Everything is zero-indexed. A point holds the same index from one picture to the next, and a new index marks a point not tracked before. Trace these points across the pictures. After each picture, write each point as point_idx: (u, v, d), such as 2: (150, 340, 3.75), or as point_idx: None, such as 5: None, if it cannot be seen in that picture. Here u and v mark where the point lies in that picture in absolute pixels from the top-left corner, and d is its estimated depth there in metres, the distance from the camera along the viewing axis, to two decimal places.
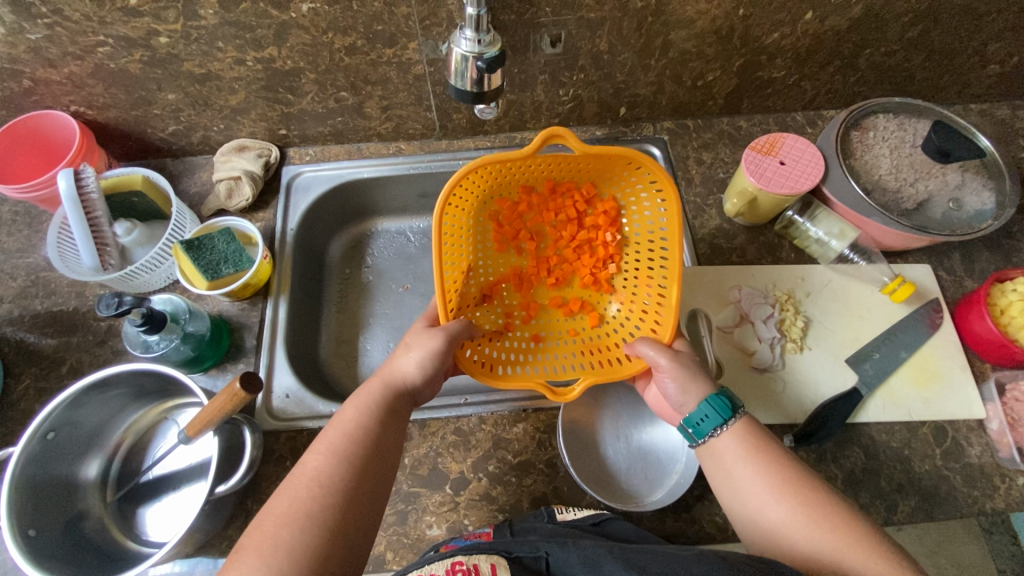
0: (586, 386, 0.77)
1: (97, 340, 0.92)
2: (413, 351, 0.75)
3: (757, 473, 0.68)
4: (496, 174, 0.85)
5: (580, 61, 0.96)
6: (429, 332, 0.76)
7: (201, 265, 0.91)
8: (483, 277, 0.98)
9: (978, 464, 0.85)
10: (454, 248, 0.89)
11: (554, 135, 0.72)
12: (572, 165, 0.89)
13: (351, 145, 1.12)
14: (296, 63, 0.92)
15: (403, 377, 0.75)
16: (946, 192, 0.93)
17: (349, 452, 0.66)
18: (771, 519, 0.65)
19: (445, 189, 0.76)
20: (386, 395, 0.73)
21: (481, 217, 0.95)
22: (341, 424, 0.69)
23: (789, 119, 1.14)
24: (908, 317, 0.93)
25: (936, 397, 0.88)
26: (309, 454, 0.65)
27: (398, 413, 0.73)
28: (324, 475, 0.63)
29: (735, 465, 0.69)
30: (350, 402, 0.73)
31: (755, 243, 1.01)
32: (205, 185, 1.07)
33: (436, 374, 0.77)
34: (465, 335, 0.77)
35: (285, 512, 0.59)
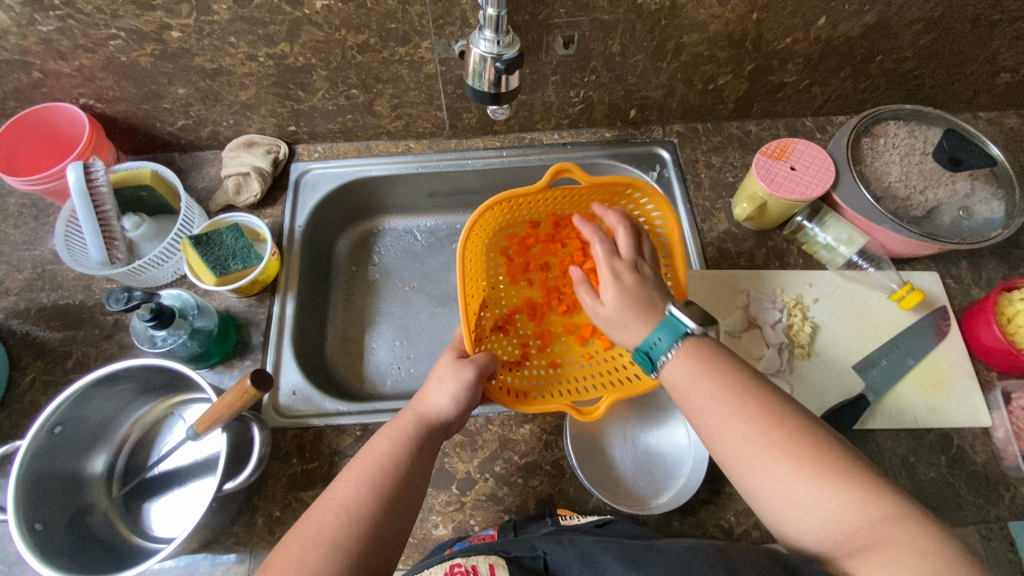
0: (609, 405, 0.77)
1: (104, 334, 0.92)
2: (444, 384, 0.75)
3: (714, 395, 0.67)
4: (508, 209, 0.90)
5: (592, 63, 0.96)
6: (459, 364, 0.76)
7: (209, 260, 0.91)
8: (498, 309, 0.99)
9: (983, 472, 0.85)
10: (473, 281, 0.91)
11: (562, 170, 0.79)
12: (575, 198, 0.93)
13: (359, 142, 1.12)
14: (308, 60, 0.92)
15: (435, 411, 0.74)
16: (956, 200, 0.93)
17: (378, 483, 0.66)
18: (723, 442, 0.65)
19: (468, 223, 0.81)
20: (418, 428, 0.73)
21: (492, 251, 0.98)
22: (372, 454, 0.69)
23: (799, 124, 1.14)
24: (915, 325, 0.93)
25: (942, 405, 0.88)
26: (338, 482, 0.66)
27: (429, 448, 0.72)
28: (352, 504, 0.63)
29: (691, 389, 0.69)
30: (382, 433, 0.72)
31: (764, 247, 1.01)
32: (213, 180, 1.07)
33: (468, 406, 0.76)
34: (492, 369, 0.78)
35: (311, 539, 0.60)
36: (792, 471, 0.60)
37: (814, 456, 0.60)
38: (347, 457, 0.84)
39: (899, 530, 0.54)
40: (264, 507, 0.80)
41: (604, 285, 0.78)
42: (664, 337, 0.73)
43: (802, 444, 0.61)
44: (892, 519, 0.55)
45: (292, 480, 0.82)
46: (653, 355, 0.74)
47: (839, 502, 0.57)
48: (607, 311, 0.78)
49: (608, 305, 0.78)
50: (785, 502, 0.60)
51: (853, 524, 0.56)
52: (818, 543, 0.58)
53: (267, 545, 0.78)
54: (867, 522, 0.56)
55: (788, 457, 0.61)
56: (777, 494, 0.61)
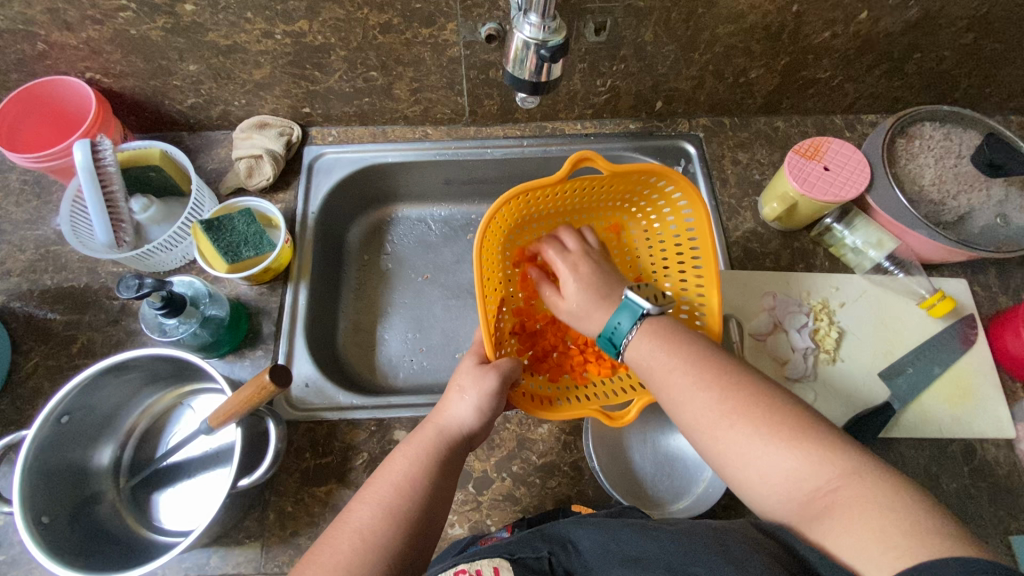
0: (642, 407, 0.76)
1: (110, 319, 0.89)
2: (467, 394, 0.73)
3: (672, 367, 0.68)
4: (524, 206, 0.86)
5: (622, 51, 0.92)
6: (483, 369, 0.74)
7: (220, 246, 0.87)
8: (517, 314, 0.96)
9: (1005, 484, 0.84)
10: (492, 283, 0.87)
11: (583, 159, 0.73)
12: (594, 191, 0.90)
13: (375, 127, 1.08)
14: (327, 39, 0.88)
15: (457, 423, 0.72)
16: (991, 207, 0.91)
17: (395, 507, 0.63)
18: (684, 410, 0.66)
19: (483, 222, 0.77)
20: (438, 443, 0.71)
21: (510, 249, 0.94)
22: (389, 475, 0.67)
23: (828, 121, 1.11)
24: (943, 333, 0.91)
25: (967, 415, 0.86)
26: (355, 504, 0.64)
27: (451, 462, 0.70)
28: (366, 528, 0.61)
29: (652, 363, 0.70)
30: (401, 450, 0.70)
31: (789, 248, 0.98)
32: (223, 162, 1.03)
33: (492, 415, 0.74)
34: (515, 374, 0.76)
35: (325, 567, 0.58)
36: (751, 436, 0.60)
37: (773, 418, 0.60)
38: (361, 452, 0.82)
39: (860, 484, 0.52)
40: (276, 502, 0.78)
41: (562, 278, 0.83)
42: (624, 321, 0.72)
43: (760, 407, 0.61)
44: (853, 476, 0.53)
45: (304, 475, 0.80)
46: (614, 340, 0.73)
47: (796, 461, 0.56)
48: (570, 303, 0.81)
49: (571, 299, 0.81)
50: (744, 467, 0.60)
51: (812, 483, 0.55)
52: (778, 505, 0.57)
53: (278, 540, 0.76)
54: (826, 483, 0.54)
55: (745, 421, 0.61)
56: (740, 461, 0.60)
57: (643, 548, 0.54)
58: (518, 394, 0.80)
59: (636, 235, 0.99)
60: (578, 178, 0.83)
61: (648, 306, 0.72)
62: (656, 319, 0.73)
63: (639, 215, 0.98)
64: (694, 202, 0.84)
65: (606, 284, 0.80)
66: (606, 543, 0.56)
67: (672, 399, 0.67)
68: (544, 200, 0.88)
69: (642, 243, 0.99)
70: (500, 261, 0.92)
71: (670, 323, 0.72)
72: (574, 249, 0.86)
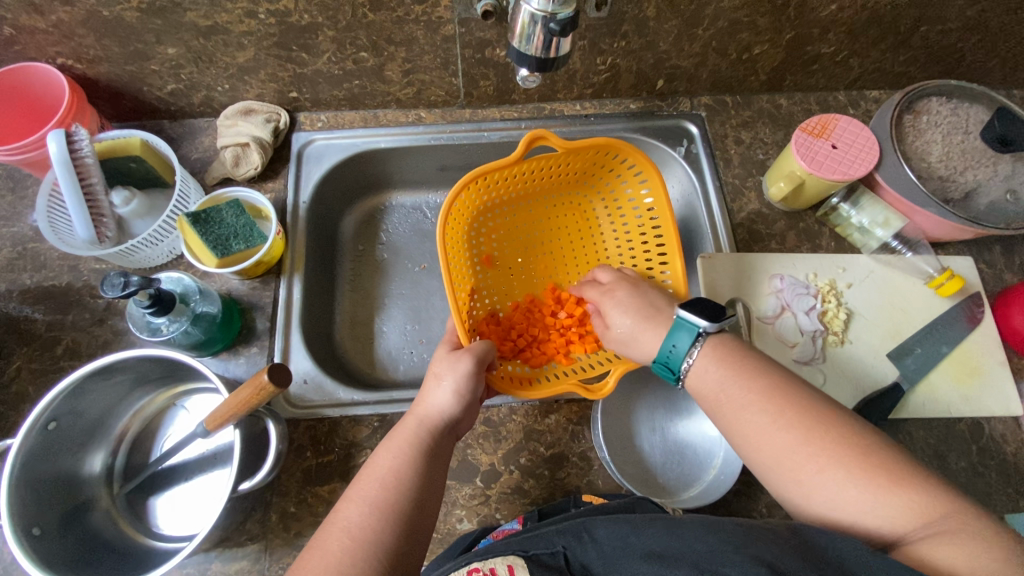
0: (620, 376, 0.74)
1: (95, 319, 0.85)
2: (443, 381, 0.71)
3: (749, 401, 0.63)
4: (483, 191, 0.85)
5: (623, 28, 0.88)
6: (456, 356, 0.72)
7: (209, 240, 0.84)
8: (489, 303, 0.93)
9: (1012, 461, 0.84)
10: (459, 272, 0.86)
11: (536, 138, 0.72)
12: (551, 172, 0.88)
13: (366, 111, 1.04)
14: (314, 18, 0.83)
15: (437, 411, 0.70)
16: (1000, 182, 0.89)
17: (384, 502, 0.61)
18: (761, 446, 0.61)
19: (442, 210, 0.76)
20: (420, 433, 0.69)
21: (477, 238, 0.92)
22: (374, 470, 0.65)
23: (831, 98, 1.08)
24: (949, 312, 0.90)
25: (975, 394, 0.86)
26: (343, 503, 0.62)
27: (436, 452, 0.68)
28: (354, 526, 0.59)
29: (724, 395, 0.65)
30: (383, 445, 0.68)
31: (795, 229, 0.97)
32: (208, 151, 0.99)
33: (472, 398, 0.72)
34: (490, 355, 0.74)
35: (316, 567, 0.56)
36: (842, 481, 0.56)
37: (863, 460, 0.56)
38: (364, 449, 0.80)
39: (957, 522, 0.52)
40: (278, 503, 0.76)
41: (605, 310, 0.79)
42: (680, 343, 0.69)
43: (849, 450, 0.57)
44: (950, 514, 0.52)
45: (307, 474, 0.78)
46: (672, 364, 0.69)
47: (892, 502, 0.54)
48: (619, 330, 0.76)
49: (617, 326, 0.76)
50: (829, 507, 0.56)
51: (906, 523, 0.53)
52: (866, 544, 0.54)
53: (283, 541, 0.74)
54: (922, 521, 0.52)
55: (837, 464, 0.57)
56: (826, 502, 0.56)
57: (668, 544, 0.52)
58: (496, 376, 0.78)
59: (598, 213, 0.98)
60: (532, 158, 0.82)
61: (705, 322, 0.68)
62: (717, 337, 0.69)
63: (600, 193, 0.96)
64: (651, 172, 0.83)
65: (650, 303, 0.76)
66: (626, 536, 0.54)
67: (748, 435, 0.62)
68: (505, 182, 0.86)
69: (608, 225, 0.97)
70: (466, 251, 0.90)
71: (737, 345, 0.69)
72: (608, 281, 0.83)
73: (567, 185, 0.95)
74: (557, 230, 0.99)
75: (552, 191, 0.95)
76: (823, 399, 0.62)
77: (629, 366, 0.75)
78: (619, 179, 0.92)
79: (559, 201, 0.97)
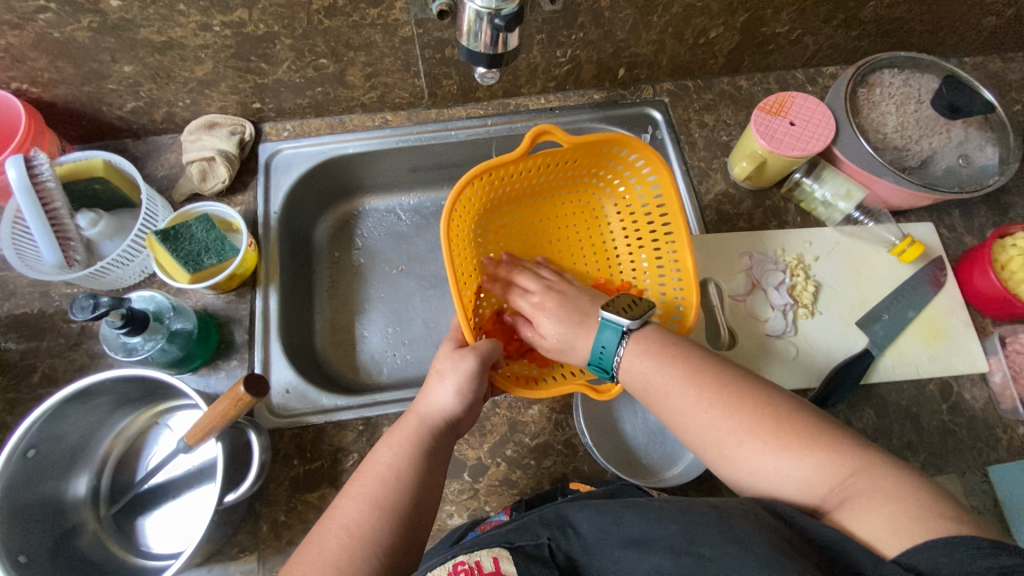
0: None
1: (70, 344, 0.85)
2: (446, 379, 0.71)
3: (671, 385, 0.67)
4: (491, 188, 0.85)
5: (580, 19, 0.89)
6: (460, 355, 0.72)
7: (180, 257, 0.83)
8: (496, 301, 0.94)
9: (981, 416, 0.87)
10: (467, 270, 0.87)
11: (542, 133, 0.72)
12: (557, 169, 0.88)
13: (332, 117, 1.04)
14: (270, 28, 0.83)
15: (438, 409, 0.70)
16: (952, 148, 0.92)
17: (382, 499, 0.62)
18: (688, 426, 0.65)
19: (448, 205, 0.75)
20: (421, 430, 0.69)
21: (483, 235, 0.92)
22: (373, 466, 0.66)
23: (789, 77, 1.11)
24: (914, 277, 0.93)
25: (942, 354, 0.89)
26: (341, 499, 0.63)
27: (436, 449, 0.69)
28: (353, 522, 0.60)
29: (651, 383, 0.69)
30: (383, 441, 0.69)
31: (762, 207, 0.99)
32: (174, 167, 0.98)
33: (474, 397, 0.72)
34: (495, 355, 0.74)
35: (314, 566, 0.57)
36: (761, 450, 0.59)
37: (782, 428, 0.59)
38: (351, 453, 0.80)
39: (870, 478, 0.54)
40: (267, 513, 0.76)
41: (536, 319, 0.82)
42: (608, 345, 0.72)
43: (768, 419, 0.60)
44: (863, 472, 0.55)
45: (295, 483, 0.78)
46: (604, 365, 0.73)
47: (808, 467, 0.57)
48: (552, 339, 0.81)
49: (551, 336, 0.80)
50: (752, 477, 0.59)
51: (825, 484, 0.56)
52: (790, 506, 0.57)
53: (275, 550, 0.75)
54: (837, 481, 0.55)
55: (756, 436, 0.60)
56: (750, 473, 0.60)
57: (648, 527, 0.54)
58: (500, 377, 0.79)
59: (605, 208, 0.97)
60: (538, 155, 0.81)
61: (626, 321, 0.72)
62: (642, 329, 0.72)
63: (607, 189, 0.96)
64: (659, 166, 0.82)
65: (578, 309, 0.81)
66: (608, 521, 0.55)
67: (676, 417, 0.66)
68: (511, 180, 0.86)
69: (614, 220, 0.97)
70: (473, 250, 0.90)
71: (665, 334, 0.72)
72: (535, 290, 0.86)
73: (577, 178, 0.94)
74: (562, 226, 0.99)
75: (562, 186, 0.94)
76: (751, 378, 0.66)
77: None
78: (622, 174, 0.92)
79: (567, 198, 0.97)
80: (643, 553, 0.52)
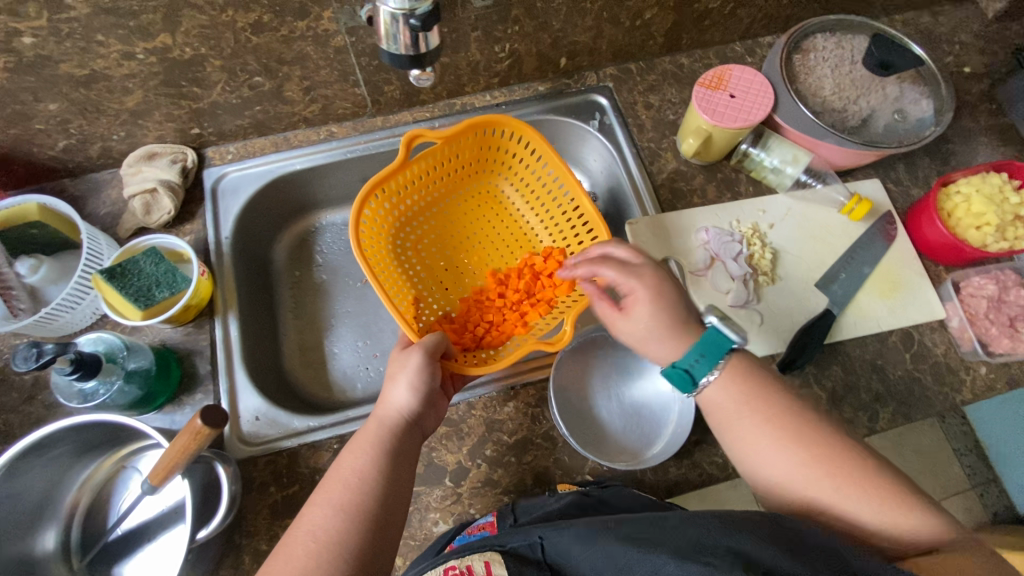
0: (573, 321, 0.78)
1: (24, 397, 0.82)
2: (398, 381, 0.71)
3: (758, 421, 0.67)
4: (388, 201, 0.88)
5: (513, 13, 0.89)
6: (405, 353, 0.73)
7: (129, 293, 0.81)
8: (438, 307, 0.94)
9: (943, 361, 0.89)
10: (391, 282, 0.88)
11: (415, 137, 0.77)
12: (444, 168, 0.92)
13: (275, 135, 1.02)
14: (197, 50, 0.81)
15: (395, 408, 0.70)
16: (889, 104, 0.94)
17: (348, 502, 0.62)
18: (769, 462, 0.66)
19: (353, 220, 0.78)
20: (381, 432, 0.68)
21: (402, 247, 0.94)
22: (338, 472, 0.65)
23: (729, 50, 1.12)
24: (866, 234, 0.95)
25: (900, 305, 0.91)
26: (307, 507, 0.62)
27: (399, 450, 0.68)
28: (320, 528, 0.60)
29: (734, 414, 0.69)
30: (347, 449, 0.68)
31: (714, 181, 1.00)
32: (117, 203, 0.95)
33: (430, 392, 0.72)
34: (442, 346, 0.74)
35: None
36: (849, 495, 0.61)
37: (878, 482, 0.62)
38: None
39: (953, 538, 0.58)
40: (249, 544, 0.74)
41: (632, 300, 0.73)
42: (703, 358, 0.69)
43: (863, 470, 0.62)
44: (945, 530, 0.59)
45: (274, 510, 0.77)
46: (688, 378, 0.69)
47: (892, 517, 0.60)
48: (636, 325, 0.73)
49: (640, 321, 0.72)
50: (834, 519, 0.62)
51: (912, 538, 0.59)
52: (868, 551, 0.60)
53: None
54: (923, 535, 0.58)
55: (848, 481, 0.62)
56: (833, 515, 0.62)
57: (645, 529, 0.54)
58: (454, 362, 0.79)
59: (508, 192, 1.00)
60: (416, 156, 0.85)
61: (735, 339, 0.69)
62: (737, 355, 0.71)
63: (503, 175, 0.99)
64: (530, 133, 0.87)
65: (683, 308, 0.73)
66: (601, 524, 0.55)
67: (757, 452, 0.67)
68: (405, 189, 0.89)
69: (522, 201, 1.00)
70: (396, 263, 0.92)
71: (756, 368, 0.71)
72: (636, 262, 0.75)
73: (465, 178, 0.97)
74: (477, 221, 1.00)
75: (453, 188, 0.97)
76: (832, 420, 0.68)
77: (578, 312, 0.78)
78: (512, 157, 0.96)
79: (469, 195, 1.00)
80: (644, 553, 0.51)
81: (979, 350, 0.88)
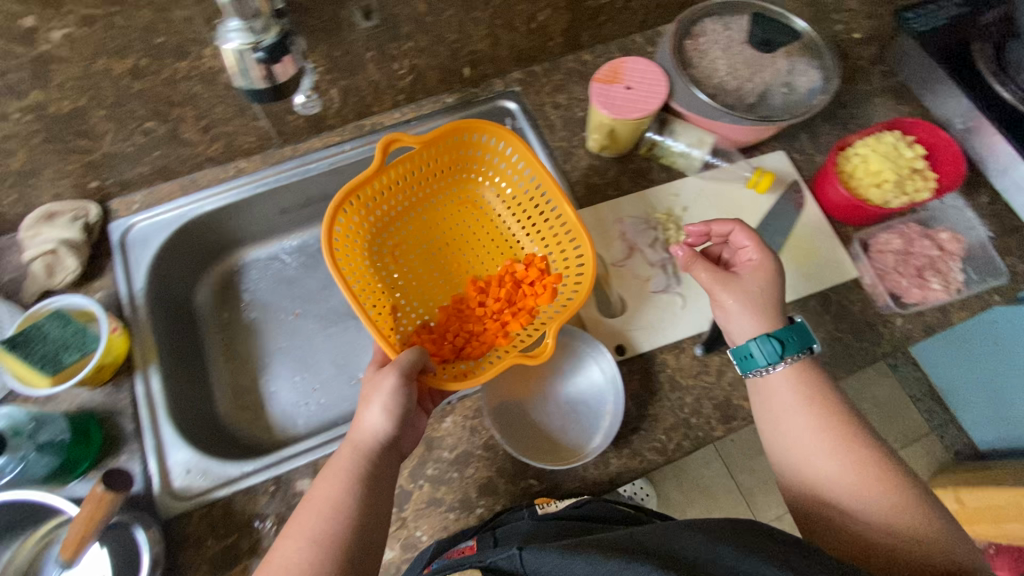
0: (556, 334, 0.76)
1: None
2: (373, 404, 0.69)
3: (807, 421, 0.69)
4: (365, 209, 0.88)
5: (403, 30, 0.89)
6: (381, 373, 0.71)
7: (35, 361, 0.78)
8: (414, 317, 0.94)
9: (862, 318, 0.92)
10: (365, 292, 0.88)
11: (392, 141, 0.77)
12: (424, 171, 0.92)
13: (183, 178, 1.00)
14: (76, 103, 0.78)
15: (370, 433, 0.68)
16: (780, 78, 0.97)
17: (321, 534, 0.61)
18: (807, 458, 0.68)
19: (324, 230, 0.77)
20: (356, 459, 0.67)
21: (379, 255, 0.93)
22: (312, 504, 0.64)
23: (629, 42, 1.14)
24: (775, 205, 0.99)
25: (815, 271, 0.95)
26: (282, 540, 0.62)
27: (375, 475, 0.67)
28: (294, 563, 0.59)
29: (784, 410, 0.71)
30: (321, 477, 0.67)
31: (627, 171, 1.02)
32: (20, 268, 0.91)
33: (406, 414, 0.70)
34: (419, 363, 0.73)
35: None
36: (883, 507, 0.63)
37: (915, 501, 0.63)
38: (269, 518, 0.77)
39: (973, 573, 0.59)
40: None
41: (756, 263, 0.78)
42: (791, 348, 0.72)
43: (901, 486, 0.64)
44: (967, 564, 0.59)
45: (212, 563, 0.74)
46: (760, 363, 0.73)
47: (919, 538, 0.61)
48: (737, 297, 0.76)
49: (735, 298, 0.76)
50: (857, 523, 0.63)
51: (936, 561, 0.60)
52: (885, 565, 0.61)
53: None
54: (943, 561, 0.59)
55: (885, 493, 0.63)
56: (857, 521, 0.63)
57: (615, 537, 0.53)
58: (434, 377, 0.79)
59: (487, 197, 0.99)
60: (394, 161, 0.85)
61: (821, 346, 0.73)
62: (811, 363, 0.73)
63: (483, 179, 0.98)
64: (512, 138, 0.86)
65: (777, 300, 0.76)
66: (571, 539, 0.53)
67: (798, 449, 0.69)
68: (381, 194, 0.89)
69: (499, 205, 0.98)
70: (373, 273, 0.91)
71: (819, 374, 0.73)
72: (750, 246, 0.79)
73: (444, 183, 0.97)
74: (456, 226, 0.99)
75: (432, 192, 0.97)
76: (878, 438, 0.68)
77: (562, 320, 0.76)
78: (490, 161, 0.95)
79: (448, 200, 0.99)
80: (626, 561, 0.47)
81: (892, 304, 0.92)
